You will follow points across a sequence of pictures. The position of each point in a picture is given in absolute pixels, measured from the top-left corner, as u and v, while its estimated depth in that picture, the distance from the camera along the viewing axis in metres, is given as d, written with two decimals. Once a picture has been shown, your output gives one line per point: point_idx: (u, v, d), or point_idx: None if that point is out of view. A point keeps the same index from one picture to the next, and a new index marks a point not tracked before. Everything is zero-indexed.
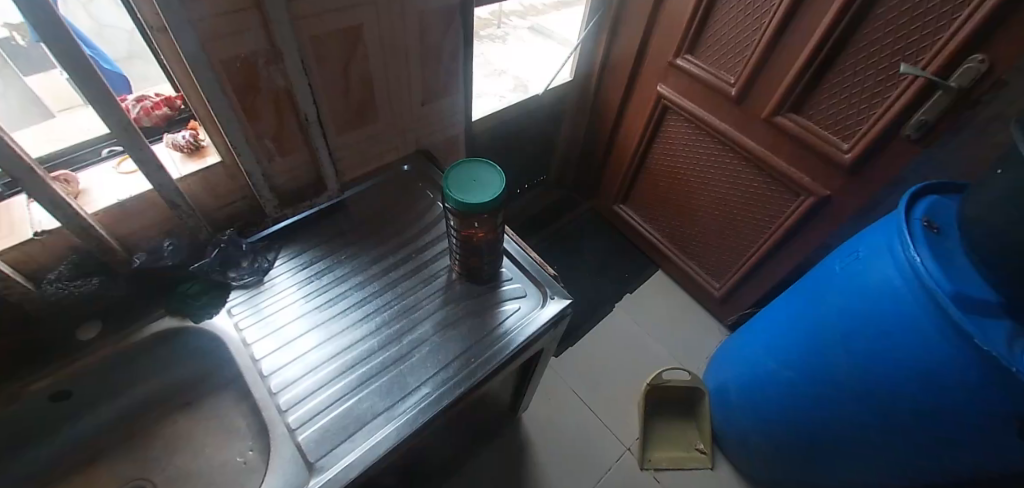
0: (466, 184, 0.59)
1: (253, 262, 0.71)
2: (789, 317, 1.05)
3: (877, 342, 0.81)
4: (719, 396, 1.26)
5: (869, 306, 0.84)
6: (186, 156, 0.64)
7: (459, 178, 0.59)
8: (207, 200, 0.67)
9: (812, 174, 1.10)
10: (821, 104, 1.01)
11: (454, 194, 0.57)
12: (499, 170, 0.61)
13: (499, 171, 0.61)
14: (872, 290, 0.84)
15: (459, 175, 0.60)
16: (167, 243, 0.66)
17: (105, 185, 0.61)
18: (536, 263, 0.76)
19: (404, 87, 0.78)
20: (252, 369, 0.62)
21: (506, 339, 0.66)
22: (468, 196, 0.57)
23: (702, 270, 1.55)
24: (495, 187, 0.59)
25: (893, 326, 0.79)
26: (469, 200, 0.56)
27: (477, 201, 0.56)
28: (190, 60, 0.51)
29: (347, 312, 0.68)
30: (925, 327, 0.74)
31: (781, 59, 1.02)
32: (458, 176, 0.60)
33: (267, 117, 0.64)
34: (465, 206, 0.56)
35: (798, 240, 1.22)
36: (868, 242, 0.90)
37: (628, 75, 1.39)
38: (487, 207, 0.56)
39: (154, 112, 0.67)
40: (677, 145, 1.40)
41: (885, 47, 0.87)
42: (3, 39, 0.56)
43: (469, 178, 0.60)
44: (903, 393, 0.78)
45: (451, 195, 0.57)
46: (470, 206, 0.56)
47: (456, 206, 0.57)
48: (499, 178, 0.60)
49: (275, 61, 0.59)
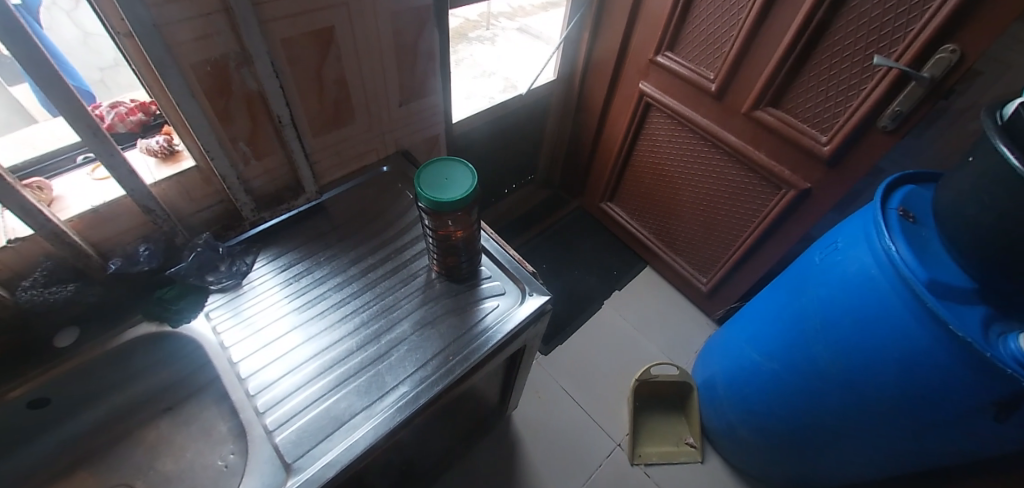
0: (437, 183, 0.59)
1: (230, 266, 0.71)
2: (773, 308, 1.06)
3: (856, 331, 0.82)
4: (707, 389, 1.27)
5: (847, 296, 0.85)
6: (160, 162, 0.64)
7: (431, 177, 0.60)
8: (184, 205, 0.68)
9: (792, 167, 1.11)
10: (799, 97, 1.02)
11: (426, 192, 0.58)
12: (472, 168, 0.61)
13: (472, 169, 0.61)
14: (850, 280, 0.85)
15: (431, 174, 0.60)
16: (143, 247, 0.66)
17: (79, 192, 0.61)
18: (514, 261, 0.76)
19: (380, 88, 0.79)
20: (230, 372, 0.62)
21: (484, 336, 0.67)
22: (442, 195, 0.57)
23: (689, 265, 1.56)
24: (467, 185, 0.59)
25: (871, 315, 0.80)
26: (442, 198, 0.56)
27: (449, 198, 0.56)
28: (159, 64, 0.51)
29: (326, 313, 0.68)
30: (902, 315, 0.75)
31: (758, 54, 1.04)
32: (430, 174, 0.60)
33: (241, 121, 0.64)
34: (439, 204, 0.56)
35: (780, 233, 1.23)
36: (846, 233, 0.91)
37: (611, 73, 1.40)
38: (460, 204, 0.57)
39: (128, 118, 0.67)
40: (660, 141, 1.41)
41: (858, 40, 0.88)
42: None
43: (440, 177, 0.60)
44: (883, 381, 0.78)
45: (423, 194, 0.57)
46: (444, 204, 0.56)
47: (429, 204, 0.57)
48: (471, 176, 0.60)
49: (246, 64, 0.60)
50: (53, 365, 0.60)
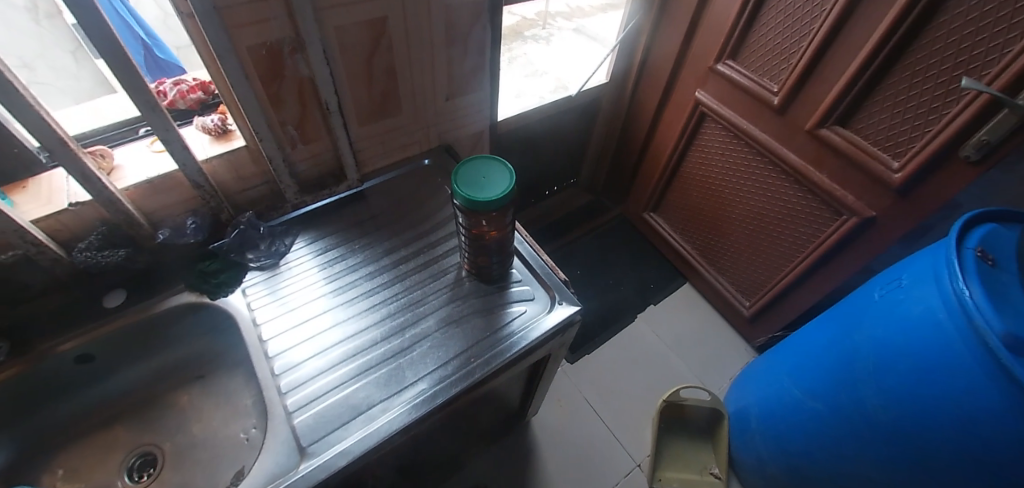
0: (474, 181, 0.57)
1: (270, 245, 0.73)
2: (820, 343, 0.98)
3: (915, 379, 0.74)
4: (739, 420, 1.19)
5: (906, 339, 0.76)
6: (213, 140, 0.67)
7: (468, 175, 0.58)
8: (231, 184, 0.70)
9: (857, 192, 1.02)
10: (870, 117, 0.94)
11: (462, 189, 0.56)
12: (511, 167, 0.59)
13: (511, 168, 0.59)
14: (911, 323, 0.76)
15: (469, 171, 0.59)
16: (190, 220, 0.68)
17: (137, 163, 0.64)
18: (547, 267, 0.73)
19: (428, 81, 0.78)
20: (258, 349, 0.63)
21: (509, 340, 0.65)
22: (475, 194, 0.55)
23: (732, 286, 1.48)
24: (504, 186, 0.57)
25: (934, 363, 0.71)
26: (477, 197, 0.55)
27: (484, 198, 0.54)
28: (216, 46, 0.53)
29: (356, 300, 0.69)
30: (970, 369, 0.67)
31: (829, 69, 0.96)
32: (468, 171, 0.59)
33: (291, 105, 0.66)
34: (473, 204, 0.55)
35: (837, 263, 1.13)
36: (913, 269, 0.82)
37: (666, 79, 1.34)
38: (494, 204, 0.55)
39: (189, 95, 0.70)
40: (712, 154, 1.34)
41: (946, 58, 0.79)
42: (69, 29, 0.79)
43: (478, 175, 0.58)
44: (942, 438, 0.70)
45: (459, 191, 0.56)
46: (479, 204, 0.55)
47: (463, 202, 0.56)
48: (509, 176, 0.58)
49: (300, 50, 0.60)
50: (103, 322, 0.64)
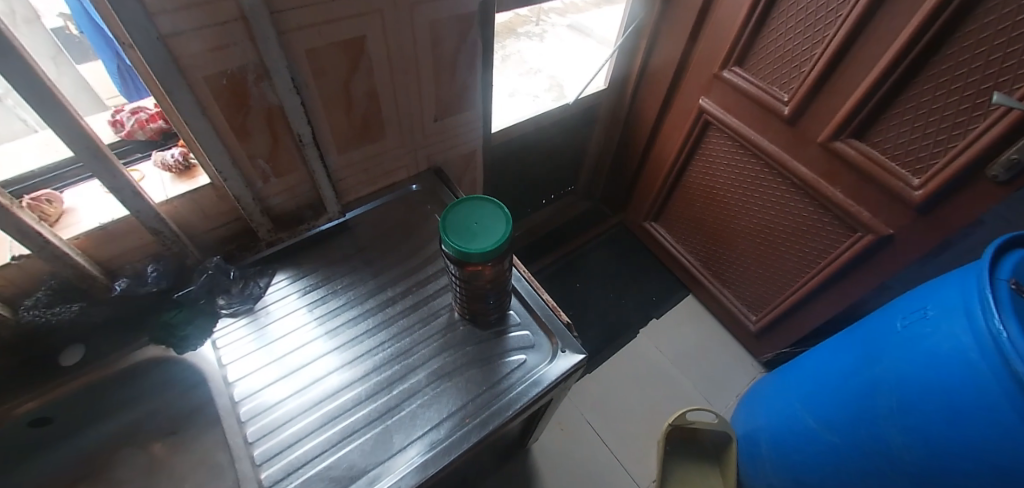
0: (466, 227, 0.52)
1: (243, 289, 0.66)
2: (836, 369, 0.93)
3: (944, 421, 0.68)
4: (748, 444, 1.13)
5: (933, 377, 0.71)
6: (175, 177, 0.60)
7: (459, 220, 0.52)
8: (197, 223, 0.63)
9: (873, 209, 0.96)
10: (889, 131, 0.88)
11: (452, 238, 0.50)
12: (506, 210, 0.53)
13: (506, 212, 0.53)
14: (938, 359, 0.71)
15: (460, 214, 0.53)
16: (151, 268, 0.62)
17: (91, 204, 0.57)
18: (548, 307, 0.67)
19: (414, 102, 0.71)
20: (230, 412, 0.57)
21: (509, 395, 0.59)
22: (467, 243, 0.49)
23: (737, 299, 1.43)
24: (500, 232, 0.51)
25: (967, 406, 0.66)
26: (470, 247, 0.49)
27: (478, 248, 0.48)
28: (164, 79, 0.46)
29: (339, 350, 0.63)
30: (1007, 415, 0.61)
31: (845, 79, 0.89)
32: (458, 215, 0.53)
33: (259, 137, 0.59)
34: (466, 254, 0.49)
35: (851, 280, 1.08)
36: (938, 298, 0.77)
37: (669, 85, 1.28)
38: (490, 255, 0.49)
39: (148, 125, 0.64)
40: (717, 164, 1.27)
41: (974, 70, 0.73)
42: (60, 29, 0.67)
43: (469, 220, 0.52)
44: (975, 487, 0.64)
45: (449, 240, 0.50)
46: (472, 254, 0.48)
47: (454, 252, 0.49)
48: (506, 220, 0.52)
49: (266, 77, 0.53)
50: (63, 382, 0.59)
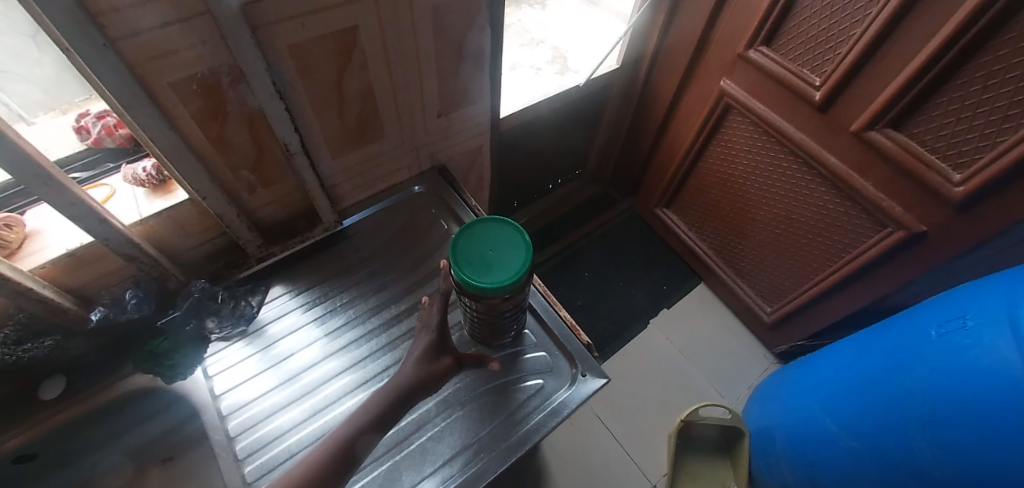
0: (479, 256, 0.48)
1: (234, 310, 0.62)
2: (859, 372, 0.85)
3: (978, 443, 0.61)
4: (762, 440, 1.10)
5: (967, 395, 0.63)
6: (150, 192, 0.55)
7: (471, 248, 0.48)
8: (178, 241, 0.58)
9: (907, 204, 0.89)
10: (929, 121, 0.80)
11: (465, 270, 0.47)
12: (524, 237, 0.50)
13: (524, 238, 0.50)
14: (974, 374, 0.63)
15: (472, 240, 0.49)
16: (130, 294, 0.58)
17: (57, 227, 0.52)
18: (566, 326, 0.63)
19: (412, 98, 0.64)
20: (227, 448, 0.54)
21: (526, 426, 0.55)
22: (486, 277, 0.46)
23: (751, 289, 1.38)
24: (518, 262, 0.48)
25: (1004, 429, 0.58)
26: (487, 282, 0.45)
27: (495, 284, 0.45)
28: (118, 93, 0.39)
29: (342, 376, 0.59)
30: None
31: (887, 63, 0.80)
32: (471, 242, 0.49)
33: (240, 147, 0.52)
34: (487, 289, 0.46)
35: (876, 275, 1.03)
36: (980, 304, 0.68)
37: (686, 64, 1.18)
38: (507, 289, 0.46)
39: (118, 131, 0.57)
40: (735, 150, 1.20)
41: None
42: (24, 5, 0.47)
43: (483, 248, 0.49)
44: None
45: (465, 274, 0.46)
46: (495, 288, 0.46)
47: (468, 287, 0.46)
48: (524, 248, 0.49)
49: (244, 79, 0.46)
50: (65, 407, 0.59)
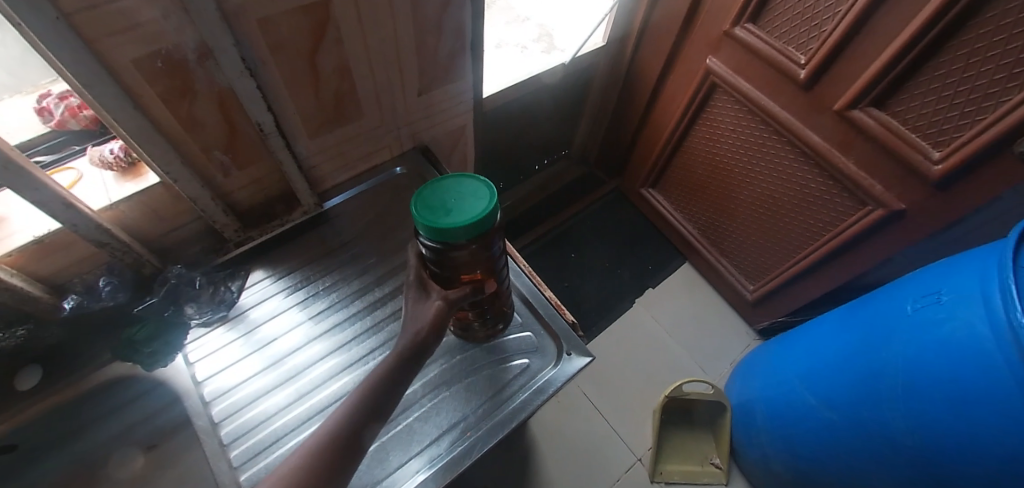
0: (442, 203, 0.45)
1: (213, 295, 0.61)
2: (837, 346, 0.87)
3: (947, 412, 0.63)
4: (743, 414, 1.14)
5: (938, 367, 0.65)
6: (119, 176, 0.53)
7: (435, 197, 0.46)
8: (150, 227, 0.56)
9: (886, 182, 0.91)
10: (911, 100, 0.80)
11: (425, 213, 0.44)
12: (491, 189, 0.47)
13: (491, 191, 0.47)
14: (945, 348, 0.65)
15: (438, 190, 0.47)
16: (103, 281, 0.57)
17: (22, 212, 0.50)
18: (551, 306, 0.64)
19: (392, 76, 0.62)
20: (212, 434, 0.54)
21: (512, 404, 0.56)
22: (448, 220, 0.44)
23: (735, 268, 1.41)
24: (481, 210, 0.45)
25: (972, 399, 0.61)
26: (443, 223, 0.43)
27: (449, 224, 0.42)
28: (77, 70, 0.37)
29: (327, 359, 0.59)
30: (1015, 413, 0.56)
31: (870, 40, 0.80)
32: (435, 191, 0.47)
33: (212, 127, 0.50)
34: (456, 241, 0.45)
35: (854, 253, 1.06)
36: (955, 280, 0.70)
37: (674, 42, 1.16)
38: (465, 232, 0.43)
39: (81, 113, 0.55)
40: (720, 130, 1.20)
41: (1015, 36, 0.65)
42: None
43: (447, 197, 0.46)
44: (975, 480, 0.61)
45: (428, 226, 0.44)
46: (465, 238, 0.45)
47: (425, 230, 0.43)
48: (488, 198, 0.46)
49: (212, 56, 0.44)
50: (48, 395, 0.59)
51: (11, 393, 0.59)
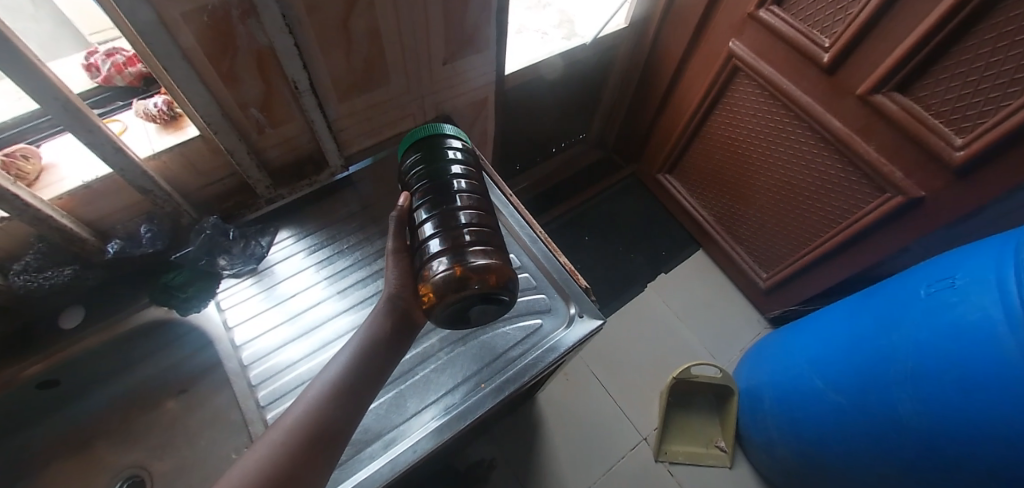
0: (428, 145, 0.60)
1: (244, 248, 0.66)
2: (848, 330, 0.87)
3: (950, 393, 0.64)
4: (750, 398, 1.15)
5: (947, 349, 0.65)
6: (161, 128, 0.56)
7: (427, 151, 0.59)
8: (188, 178, 0.60)
9: (907, 169, 0.90)
10: (936, 85, 0.79)
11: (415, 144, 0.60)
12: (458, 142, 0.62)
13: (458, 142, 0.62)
14: (956, 330, 0.65)
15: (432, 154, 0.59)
16: (145, 228, 0.62)
17: (72, 160, 0.54)
18: (565, 270, 0.66)
19: (419, 44, 0.64)
20: (240, 375, 0.57)
21: (525, 360, 0.58)
22: (418, 134, 0.61)
23: (749, 256, 1.41)
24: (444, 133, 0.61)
25: (977, 381, 0.61)
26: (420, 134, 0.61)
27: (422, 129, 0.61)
28: (132, 20, 0.39)
29: (349, 312, 0.62)
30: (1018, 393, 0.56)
31: (898, 23, 0.79)
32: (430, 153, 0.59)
33: (249, 85, 0.53)
34: (425, 144, 0.59)
35: (870, 241, 1.05)
36: (970, 265, 0.70)
37: (696, 25, 1.15)
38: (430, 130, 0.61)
39: (126, 69, 0.58)
40: (738, 114, 1.19)
41: None
42: None
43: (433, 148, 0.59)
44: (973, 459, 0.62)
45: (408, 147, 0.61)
46: (430, 139, 0.59)
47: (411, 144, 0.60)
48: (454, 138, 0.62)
49: (253, 13, 0.46)
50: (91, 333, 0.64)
51: (58, 331, 0.63)
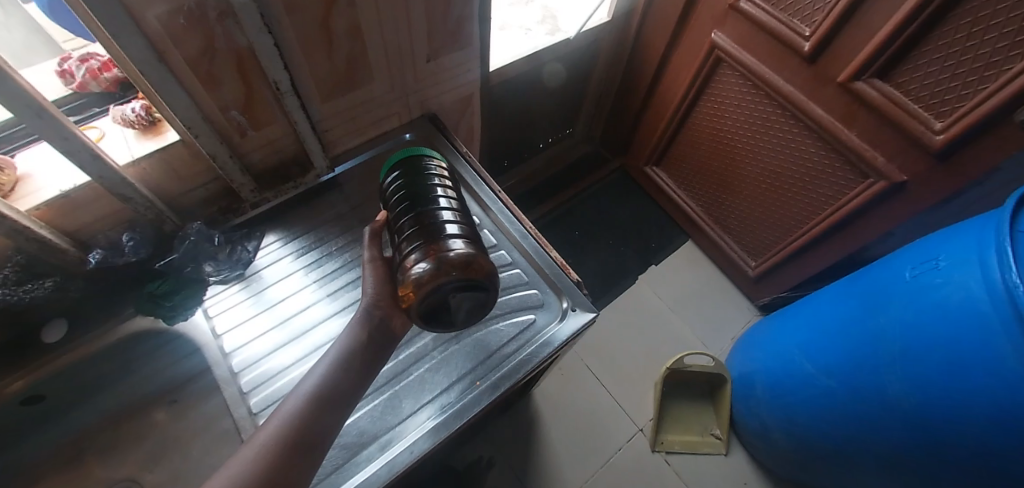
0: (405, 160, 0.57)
1: (231, 254, 0.65)
2: (837, 315, 0.89)
3: (936, 372, 0.65)
4: (742, 385, 1.16)
5: (932, 330, 0.67)
6: (140, 133, 0.55)
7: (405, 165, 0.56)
8: (170, 185, 0.59)
9: (889, 154, 0.91)
10: (915, 70, 0.80)
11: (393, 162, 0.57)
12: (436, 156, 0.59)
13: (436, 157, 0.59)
14: (941, 309, 0.67)
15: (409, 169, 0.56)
16: (126, 237, 0.61)
17: (48, 169, 0.53)
18: (556, 265, 0.66)
19: (402, 42, 0.63)
20: (230, 382, 0.57)
21: (519, 356, 0.58)
22: (399, 156, 0.58)
23: (738, 246, 1.42)
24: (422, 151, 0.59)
25: (962, 360, 0.62)
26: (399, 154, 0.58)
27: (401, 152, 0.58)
28: (106, 23, 0.38)
29: (339, 316, 0.61)
30: (1002, 369, 0.57)
31: (875, 11, 0.80)
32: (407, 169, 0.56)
33: (229, 87, 0.52)
34: (406, 163, 0.56)
35: (855, 227, 1.07)
36: (953, 246, 0.71)
37: (679, 17, 1.16)
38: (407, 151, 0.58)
39: (102, 74, 0.56)
40: (723, 105, 1.20)
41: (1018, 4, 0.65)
42: None
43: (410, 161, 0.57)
44: (959, 436, 0.63)
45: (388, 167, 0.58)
46: (410, 156, 0.56)
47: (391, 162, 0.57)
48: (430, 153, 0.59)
49: (232, 14, 0.45)
50: (75, 346, 0.62)
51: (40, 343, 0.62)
